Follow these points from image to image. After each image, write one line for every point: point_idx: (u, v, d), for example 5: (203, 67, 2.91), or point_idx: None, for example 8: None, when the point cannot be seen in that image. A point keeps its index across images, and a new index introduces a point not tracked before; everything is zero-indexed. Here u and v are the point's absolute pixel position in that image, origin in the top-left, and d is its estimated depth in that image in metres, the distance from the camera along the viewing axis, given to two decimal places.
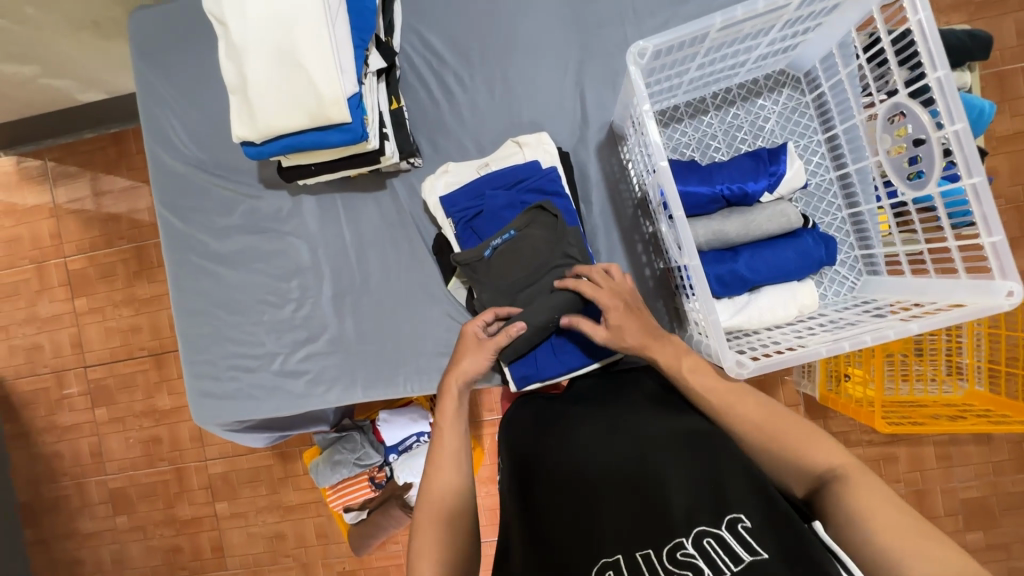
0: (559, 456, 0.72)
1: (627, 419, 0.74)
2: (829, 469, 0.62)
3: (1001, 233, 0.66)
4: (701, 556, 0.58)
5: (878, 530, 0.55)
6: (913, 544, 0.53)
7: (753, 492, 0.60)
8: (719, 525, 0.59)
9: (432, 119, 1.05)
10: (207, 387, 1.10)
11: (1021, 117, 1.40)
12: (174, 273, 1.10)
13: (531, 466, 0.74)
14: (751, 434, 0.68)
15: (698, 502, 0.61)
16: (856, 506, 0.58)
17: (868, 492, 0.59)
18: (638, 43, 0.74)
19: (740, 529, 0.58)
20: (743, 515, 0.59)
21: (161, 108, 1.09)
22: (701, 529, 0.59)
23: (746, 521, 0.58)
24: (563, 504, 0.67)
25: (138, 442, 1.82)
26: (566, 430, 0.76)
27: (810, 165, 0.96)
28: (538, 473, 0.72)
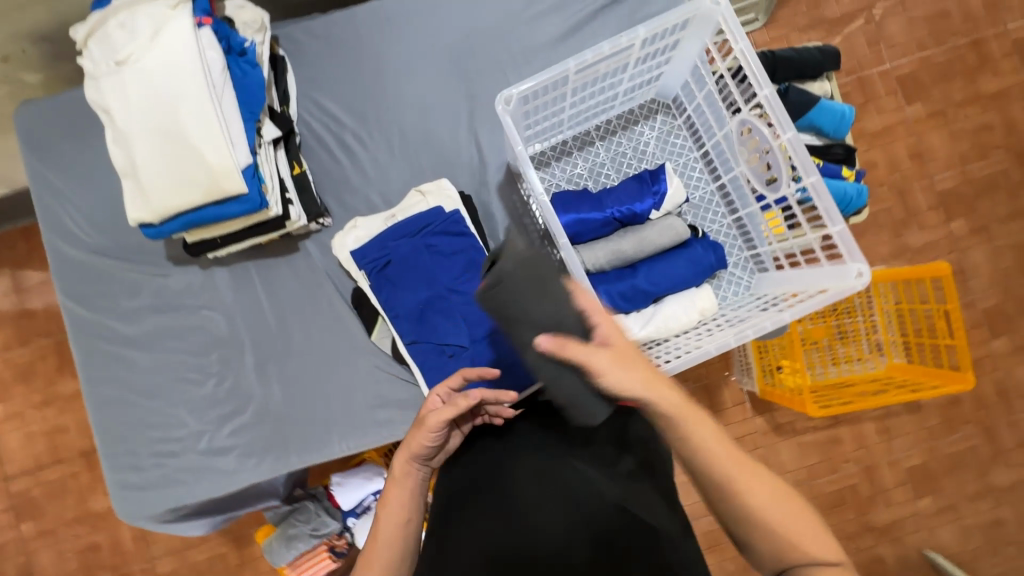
0: (490, 533, 0.71)
1: (555, 474, 0.74)
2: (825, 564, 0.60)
3: (842, 222, 0.76)
4: None
5: None
6: None
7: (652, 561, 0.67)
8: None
9: (338, 178, 1.08)
10: (130, 479, 1.04)
11: (886, 113, 1.57)
12: (85, 365, 1.06)
13: (455, 540, 0.73)
14: (762, 510, 0.62)
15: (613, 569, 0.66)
16: None
17: None
18: (504, 91, 0.82)
19: None
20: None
21: (57, 199, 1.07)
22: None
23: None
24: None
25: (73, 553, 1.67)
26: (502, 498, 0.74)
27: (692, 180, 1.05)
28: (463, 548, 0.71)
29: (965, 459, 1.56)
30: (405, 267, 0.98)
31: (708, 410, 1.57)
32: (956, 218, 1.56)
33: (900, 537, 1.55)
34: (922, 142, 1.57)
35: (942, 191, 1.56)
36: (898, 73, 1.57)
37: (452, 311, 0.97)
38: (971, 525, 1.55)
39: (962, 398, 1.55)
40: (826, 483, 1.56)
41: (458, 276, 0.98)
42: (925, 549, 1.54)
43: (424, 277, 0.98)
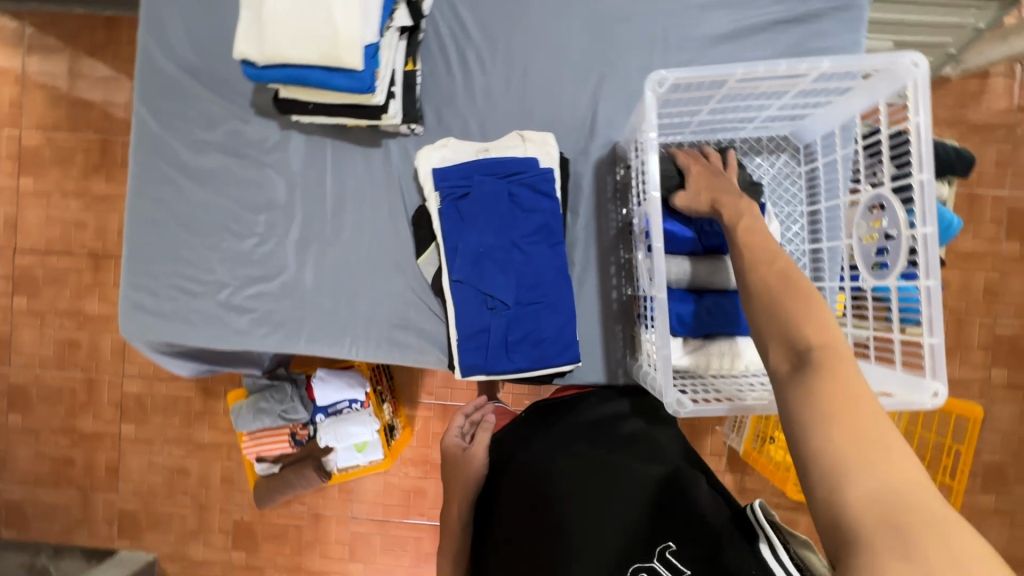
0: (510, 506, 0.78)
1: (555, 452, 0.80)
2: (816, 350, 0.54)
3: (941, 337, 0.71)
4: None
5: (834, 430, 0.46)
6: (847, 440, 0.45)
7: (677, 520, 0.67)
8: (650, 557, 0.65)
9: (443, 90, 1.03)
10: (143, 300, 1.04)
11: (982, 239, 1.50)
12: (137, 176, 1.04)
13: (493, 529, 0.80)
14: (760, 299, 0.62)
15: (632, 534, 0.68)
16: (816, 392, 0.50)
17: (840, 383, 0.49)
18: (660, 71, 0.76)
19: (668, 555, 0.65)
20: (670, 541, 0.66)
21: (165, 2, 1.02)
22: (636, 566, 0.65)
23: (673, 546, 0.65)
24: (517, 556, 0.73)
25: (53, 342, 1.71)
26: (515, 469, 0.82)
27: (788, 232, 1.00)
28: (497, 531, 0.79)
29: None
30: (480, 209, 0.95)
31: None
32: (1001, 366, 1.50)
33: None
34: (1004, 281, 1.49)
35: (1000, 336, 1.50)
36: (1012, 204, 1.48)
37: (509, 268, 0.94)
38: None
39: None
40: None
41: (529, 236, 0.95)
42: None
43: (496, 224, 0.95)
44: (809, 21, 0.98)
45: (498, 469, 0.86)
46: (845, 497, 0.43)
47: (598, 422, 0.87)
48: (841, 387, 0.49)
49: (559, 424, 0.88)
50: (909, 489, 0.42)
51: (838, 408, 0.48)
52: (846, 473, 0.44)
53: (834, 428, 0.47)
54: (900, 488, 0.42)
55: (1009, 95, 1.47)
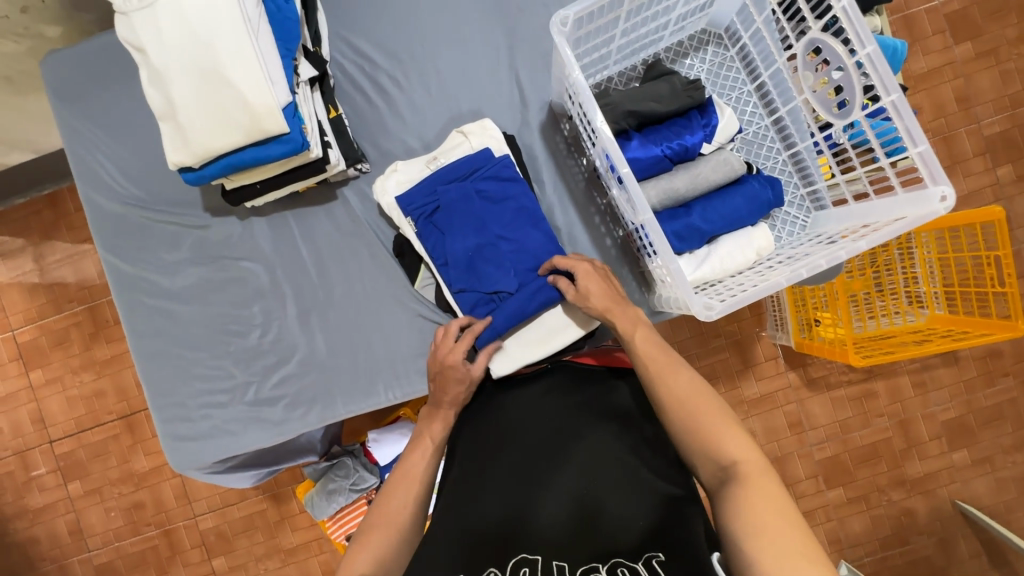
0: (495, 485, 0.75)
1: (575, 445, 0.76)
2: (732, 463, 0.63)
3: (925, 142, 0.70)
4: None
5: (764, 544, 0.56)
6: (771, 551, 0.55)
7: (674, 535, 0.65)
8: (636, 557, 0.64)
9: (373, 122, 1.05)
10: (179, 430, 1.05)
11: (932, 53, 1.48)
12: (128, 319, 1.06)
13: (467, 486, 0.76)
14: (674, 407, 0.69)
15: (626, 538, 0.66)
16: (741, 505, 0.59)
17: (755, 493, 0.59)
18: (559, 13, 0.77)
19: (654, 563, 0.62)
20: (659, 551, 0.63)
21: (92, 151, 1.05)
22: (617, 559, 0.64)
23: (661, 557, 0.63)
24: (491, 535, 0.70)
25: (119, 511, 1.73)
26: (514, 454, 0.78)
27: (745, 115, 1.00)
28: (469, 494, 0.75)
29: (1003, 413, 1.52)
30: (451, 215, 0.95)
31: (741, 365, 1.54)
32: (1004, 164, 1.47)
33: (933, 490, 1.53)
34: (971, 83, 1.48)
35: (990, 137, 1.48)
36: (947, 9, 1.47)
37: (502, 261, 0.94)
38: (1006, 478, 1.52)
39: (1002, 351, 1.51)
40: (859, 436, 1.54)
41: (509, 224, 0.95)
42: (958, 501, 1.52)
43: (474, 224, 0.95)
44: None
45: (491, 441, 0.80)
46: None
47: (629, 408, 0.80)
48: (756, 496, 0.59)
49: (587, 399, 0.82)
50: None
51: (754, 515, 0.58)
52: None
53: (758, 539, 0.56)
54: None
55: None
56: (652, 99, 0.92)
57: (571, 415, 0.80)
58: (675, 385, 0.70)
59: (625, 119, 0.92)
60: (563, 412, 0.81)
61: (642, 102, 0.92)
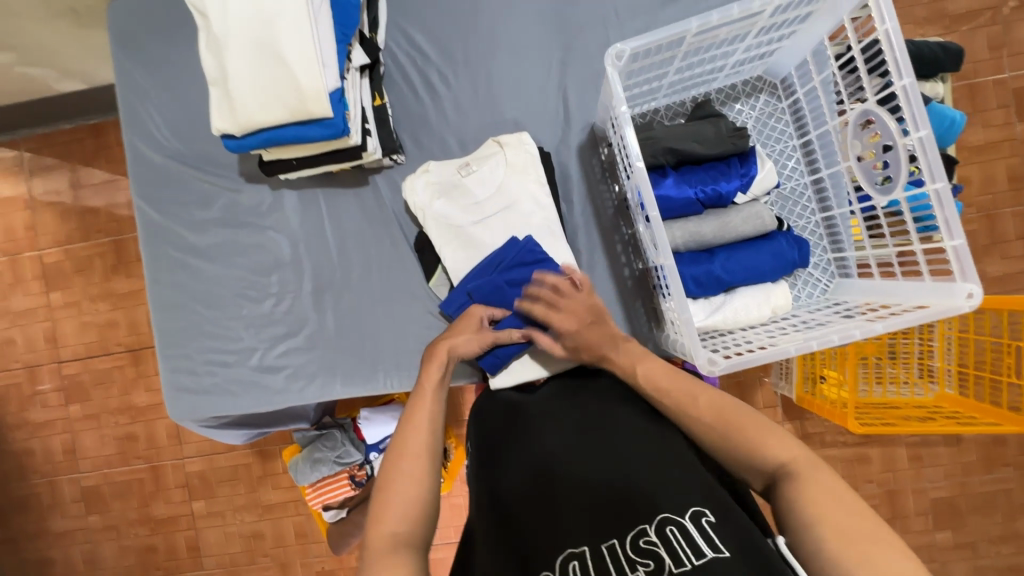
0: (537, 469, 0.76)
1: (599, 433, 0.77)
2: (781, 463, 0.64)
3: (962, 238, 0.69)
4: (663, 543, 0.61)
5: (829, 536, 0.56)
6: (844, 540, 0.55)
7: (710, 495, 0.65)
8: (684, 514, 0.63)
9: (415, 115, 1.05)
10: (182, 382, 1.08)
11: (991, 128, 1.44)
12: (151, 267, 1.09)
13: (507, 475, 0.77)
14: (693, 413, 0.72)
15: (665, 495, 0.65)
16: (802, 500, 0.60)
17: (812, 487, 0.60)
18: (615, 46, 0.76)
19: (702, 522, 0.61)
20: (705, 511, 0.62)
21: (141, 100, 1.07)
22: (665, 516, 0.63)
23: (709, 517, 0.62)
24: (532, 525, 0.70)
25: (113, 440, 1.78)
26: (539, 449, 0.78)
27: (785, 170, 0.99)
28: (511, 480, 0.76)
29: (997, 501, 1.50)
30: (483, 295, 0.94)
31: (738, 407, 1.54)
32: None
33: None
34: None
35: None
36: (1017, 84, 1.42)
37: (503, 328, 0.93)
38: (986, 566, 1.50)
39: (1007, 439, 1.49)
40: None
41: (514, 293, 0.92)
42: None
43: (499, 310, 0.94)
44: None
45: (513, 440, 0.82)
46: None
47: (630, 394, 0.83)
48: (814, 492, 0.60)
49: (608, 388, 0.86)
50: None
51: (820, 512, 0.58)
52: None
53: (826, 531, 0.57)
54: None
55: None
56: (693, 140, 0.91)
57: (587, 415, 0.82)
58: (692, 400, 0.73)
59: (665, 157, 0.91)
60: (582, 414, 0.82)
61: (682, 141, 0.91)
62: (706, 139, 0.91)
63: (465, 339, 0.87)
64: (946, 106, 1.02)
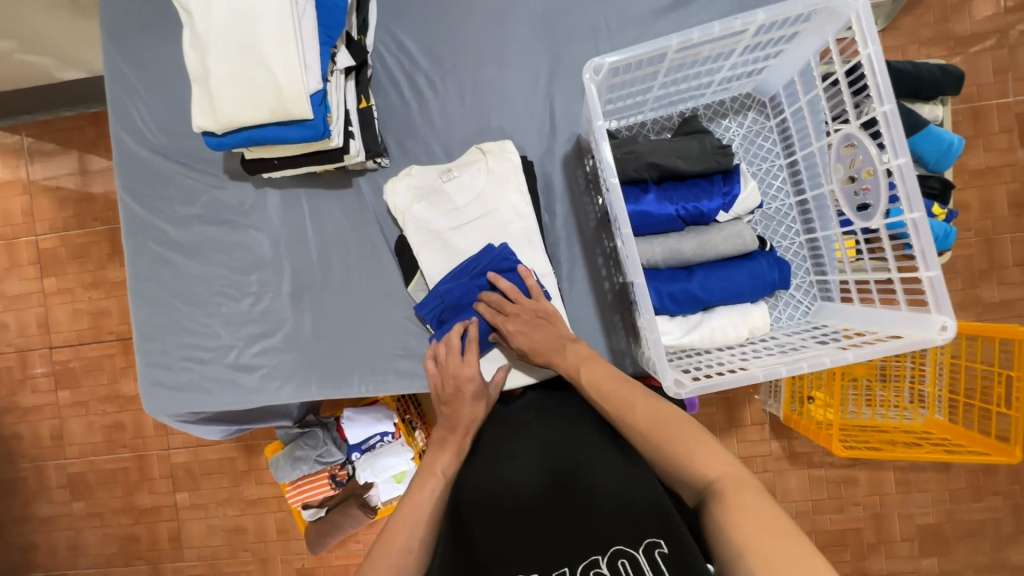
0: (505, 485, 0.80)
1: (562, 456, 0.82)
2: (709, 480, 0.64)
3: (937, 269, 0.68)
4: (614, 573, 0.65)
5: (749, 555, 0.55)
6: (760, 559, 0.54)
7: (663, 523, 0.67)
8: (636, 546, 0.66)
9: (401, 119, 1.05)
10: (158, 377, 1.08)
11: (994, 152, 1.42)
12: (133, 261, 1.09)
13: (474, 483, 0.82)
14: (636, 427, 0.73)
15: (621, 526, 0.69)
16: (725, 519, 0.59)
17: (735, 505, 0.60)
18: (594, 59, 0.75)
19: (655, 553, 0.64)
20: (658, 541, 0.65)
21: (130, 93, 1.07)
22: (620, 548, 0.67)
23: (662, 547, 0.65)
24: (494, 546, 0.73)
25: (100, 427, 1.79)
26: (501, 469, 0.82)
27: (771, 189, 0.98)
28: (476, 489, 0.81)
29: (985, 529, 1.48)
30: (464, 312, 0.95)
31: (725, 423, 1.52)
32: None
33: None
34: None
35: None
36: (1021, 109, 1.41)
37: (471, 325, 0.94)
38: None
39: (998, 468, 1.46)
40: (830, 520, 1.51)
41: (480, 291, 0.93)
42: None
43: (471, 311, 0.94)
44: None
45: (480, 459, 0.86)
46: None
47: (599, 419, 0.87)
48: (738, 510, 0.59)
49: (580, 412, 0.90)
50: None
51: (742, 529, 0.57)
52: None
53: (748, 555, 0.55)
54: None
55: None
56: (676, 156, 0.90)
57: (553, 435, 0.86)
58: (630, 408, 0.74)
59: (647, 172, 0.90)
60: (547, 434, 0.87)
61: (665, 157, 0.90)
62: (690, 156, 0.90)
63: (472, 409, 0.87)
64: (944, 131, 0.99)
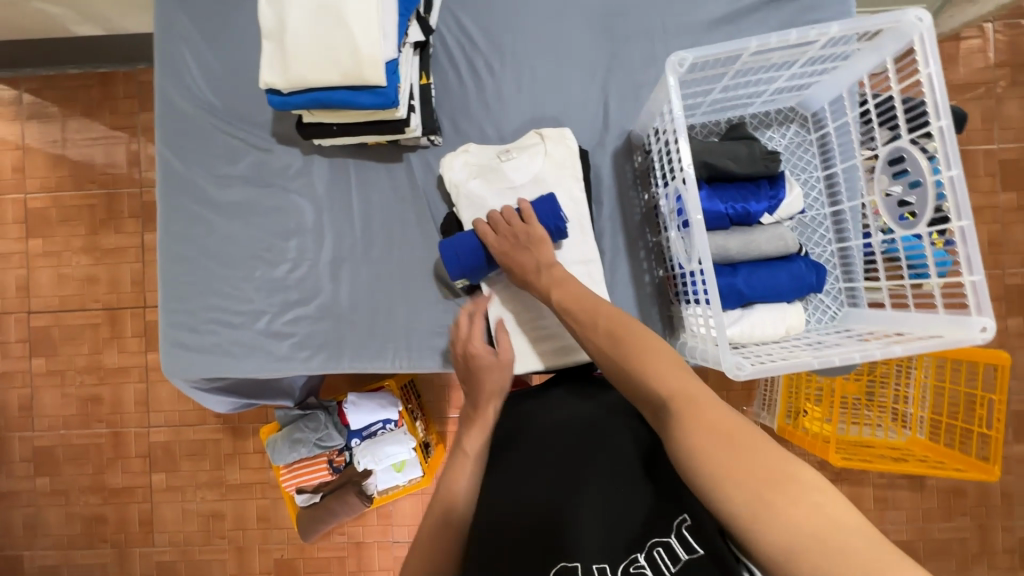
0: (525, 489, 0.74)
1: (569, 442, 0.77)
2: (669, 399, 0.60)
3: (981, 273, 0.74)
4: (650, 565, 0.64)
5: (723, 482, 0.51)
6: (734, 478, 0.51)
7: (678, 496, 0.66)
8: (669, 533, 0.64)
9: (456, 100, 1.06)
10: (183, 337, 1.05)
11: (978, 193, 1.54)
12: (166, 216, 1.06)
13: (492, 494, 0.76)
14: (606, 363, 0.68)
15: (643, 516, 0.67)
16: (688, 442, 0.55)
17: (698, 425, 0.55)
18: (678, 53, 0.79)
19: (683, 530, 0.63)
20: (684, 514, 0.64)
21: (177, 48, 1.05)
22: (653, 540, 0.65)
23: (687, 520, 0.64)
24: (523, 541, 0.70)
25: (75, 400, 1.70)
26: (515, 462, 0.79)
27: (807, 198, 1.03)
28: (494, 499, 0.76)
29: (952, 548, 1.55)
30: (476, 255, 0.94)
31: None
32: (1016, 314, 1.53)
33: None
34: (1007, 231, 1.53)
35: (1010, 286, 1.53)
36: (1004, 156, 1.52)
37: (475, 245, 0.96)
38: None
39: (967, 491, 1.55)
40: None
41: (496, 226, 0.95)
42: None
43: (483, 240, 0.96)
44: None
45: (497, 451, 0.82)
46: (762, 545, 0.49)
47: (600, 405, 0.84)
48: (701, 432, 0.55)
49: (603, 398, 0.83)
50: (819, 528, 0.47)
51: (705, 454, 0.53)
52: (762, 524, 0.49)
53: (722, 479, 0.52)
54: (817, 531, 0.47)
55: (984, 52, 1.53)
56: (730, 157, 0.94)
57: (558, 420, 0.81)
58: (593, 323, 0.73)
59: (701, 171, 0.94)
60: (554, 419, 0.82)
61: (718, 157, 0.94)
62: (743, 158, 0.94)
63: (495, 376, 0.88)
64: None
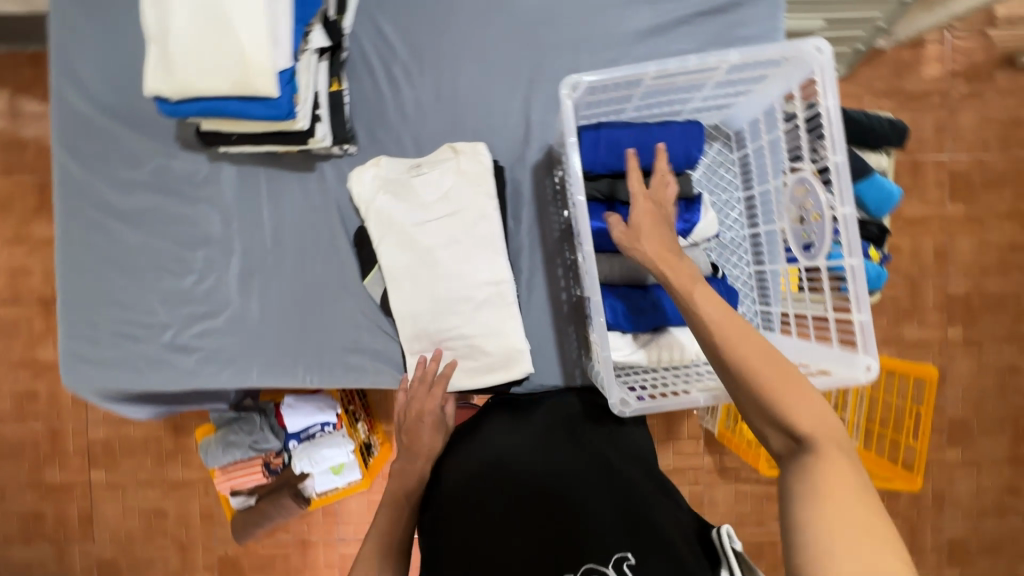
0: (511, 484, 0.80)
1: (559, 457, 0.83)
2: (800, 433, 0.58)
3: (868, 313, 0.76)
4: None
5: (823, 520, 0.53)
6: (846, 524, 0.52)
7: (631, 533, 0.75)
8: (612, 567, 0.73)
9: (373, 108, 1.02)
10: (83, 350, 1.01)
11: (926, 203, 1.54)
12: (65, 224, 1.01)
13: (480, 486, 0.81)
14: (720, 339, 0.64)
15: (597, 541, 0.75)
16: (818, 478, 0.55)
17: (827, 470, 0.55)
18: (573, 77, 0.78)
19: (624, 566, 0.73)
20: (629, 554, 0.74)
21: (78, 42, 0.99)
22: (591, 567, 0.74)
23: (631, 560, 0.73)
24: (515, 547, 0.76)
25: (10, 394, 1.64)
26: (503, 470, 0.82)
27: (726, 220, 1.02)
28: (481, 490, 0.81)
29: None
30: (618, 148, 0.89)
31: (663, 434, 1.56)
32: (956, 324, 1.54)
33: None
34: (951, 242, 1.53)
35: (952, 296, 1.54)
36: (952, 167, 1.53)
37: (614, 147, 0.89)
38: None
39: (901, 494, 1.57)
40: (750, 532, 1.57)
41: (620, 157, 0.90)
42: None
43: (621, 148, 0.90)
44: (726, 10, 1.00)
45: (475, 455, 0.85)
46: None
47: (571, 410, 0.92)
48: (836, 474, 0.55)
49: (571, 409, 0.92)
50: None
51: (832, 499, 0.53)
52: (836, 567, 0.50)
53: (829, 521, 0.52)
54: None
55: (940, 60, 1.51)
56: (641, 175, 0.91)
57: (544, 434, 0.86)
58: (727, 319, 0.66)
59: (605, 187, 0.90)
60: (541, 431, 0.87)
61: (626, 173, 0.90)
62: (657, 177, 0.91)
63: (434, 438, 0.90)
64: (882, 179, 1.06)
